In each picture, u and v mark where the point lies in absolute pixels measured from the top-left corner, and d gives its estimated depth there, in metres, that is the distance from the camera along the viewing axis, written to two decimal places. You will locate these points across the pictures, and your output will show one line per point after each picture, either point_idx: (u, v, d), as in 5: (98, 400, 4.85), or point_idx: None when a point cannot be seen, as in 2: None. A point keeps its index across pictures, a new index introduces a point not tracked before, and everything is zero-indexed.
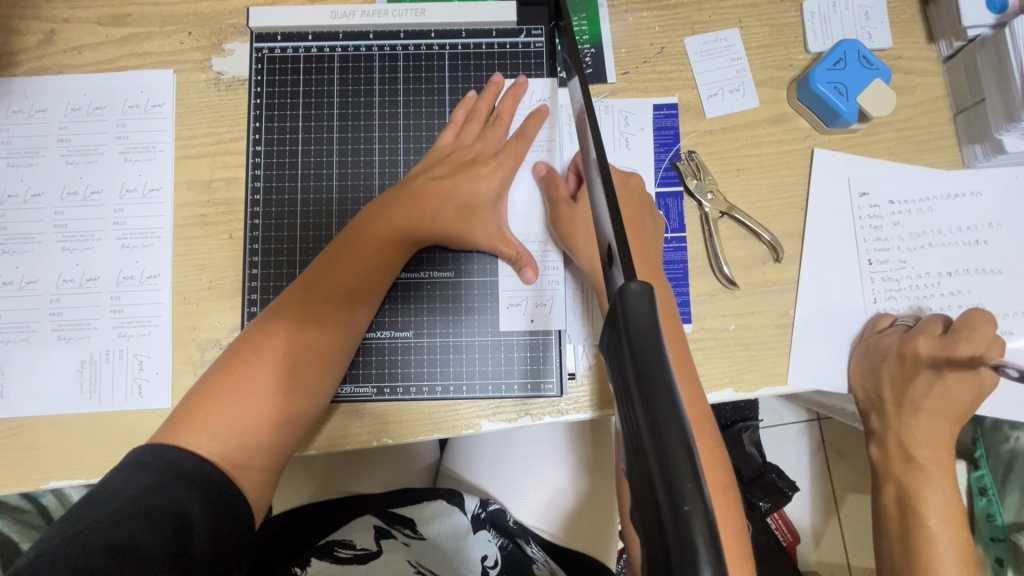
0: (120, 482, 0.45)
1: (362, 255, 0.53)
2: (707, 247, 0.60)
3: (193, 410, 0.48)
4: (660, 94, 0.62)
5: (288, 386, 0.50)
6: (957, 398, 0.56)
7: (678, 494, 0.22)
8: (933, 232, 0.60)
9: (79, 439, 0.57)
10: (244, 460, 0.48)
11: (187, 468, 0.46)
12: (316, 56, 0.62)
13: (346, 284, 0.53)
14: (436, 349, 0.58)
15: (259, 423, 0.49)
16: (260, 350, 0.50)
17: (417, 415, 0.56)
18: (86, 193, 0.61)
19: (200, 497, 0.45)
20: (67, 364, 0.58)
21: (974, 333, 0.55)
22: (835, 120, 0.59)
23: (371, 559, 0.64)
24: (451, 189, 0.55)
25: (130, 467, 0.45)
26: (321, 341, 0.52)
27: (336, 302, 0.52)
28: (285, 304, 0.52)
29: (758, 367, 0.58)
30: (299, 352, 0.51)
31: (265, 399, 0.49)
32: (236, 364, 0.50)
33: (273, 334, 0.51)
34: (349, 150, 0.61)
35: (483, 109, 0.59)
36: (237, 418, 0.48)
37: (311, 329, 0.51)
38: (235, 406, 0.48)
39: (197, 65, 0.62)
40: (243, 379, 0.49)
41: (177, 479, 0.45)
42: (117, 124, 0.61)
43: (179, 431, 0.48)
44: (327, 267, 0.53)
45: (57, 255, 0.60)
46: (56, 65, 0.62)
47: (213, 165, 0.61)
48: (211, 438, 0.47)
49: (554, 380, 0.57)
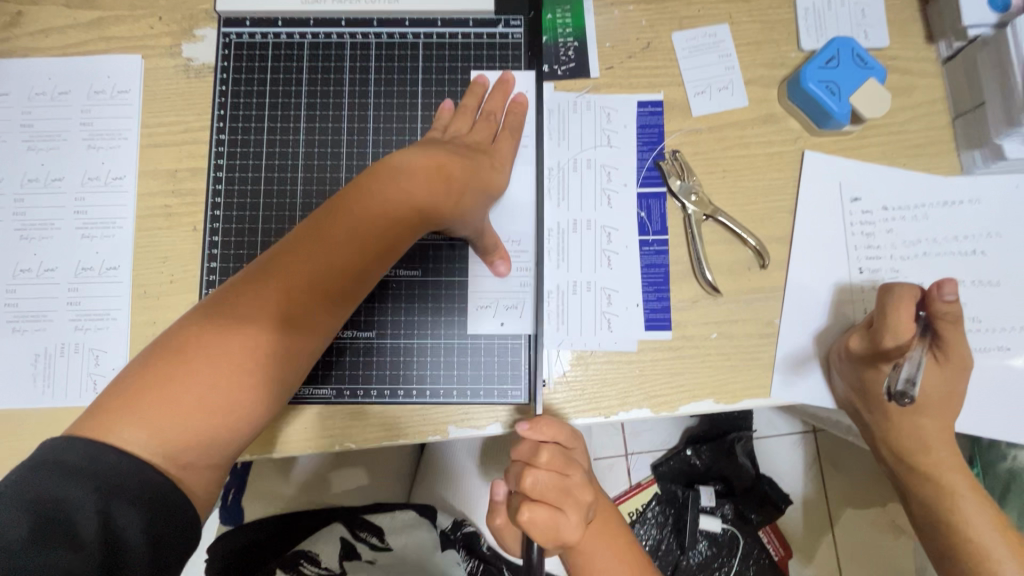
0: (44, 495, 0.38)
1: (352, 238, 0.46)
2: (690, 251, 0.57)
3: (133, 399, 0.41)
4: (645, 91, 0.59)
5: (258, 381, 0.44)
6: (942, 388, 0.48)
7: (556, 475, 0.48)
8: (928, 240, 0.57)
9: (33, 434, 0.55)
10: (194, 462, 0.42)
11: (128, 485, 0.39)
12: (286, 42, 0.59)
13: (334, 272, 0.45)
14: (399, 351, 0.55)
15: (219, 418, 0.43)
16: (228, 336, 0.43)
17: (380, 421, 0.54)
18: (47, 180, 0.58)
19: (143, 524, 0.39)
20: (20, 358, 0.56)
21: (898, 319, 0.47)
22: (827, 121, 0.57)
23: None
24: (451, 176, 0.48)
25: (61, 475, 0.38)
26: (307, 336, 0.46)
27: (330, 293, 0.46)
28: (265, 285, 0.44)
29: (740, 378, 0.55)
30: (271, 342, 0.44)
31: (230, 396, 0.43)
32: (199, 347, 0.43)
33: (240, 321, 0.43)
34: (316, 141, 0.58)
35: (472, 105, 0.56)
36: (192, 413, 0.41)
37: (287, 319, 0.44)
38: (196, 400, 0.42)
39: (166, 52, 0.60)
40: (205, 369, 0.42)
41: (115, 496, 0.38)
42: (81, 110, 0.59)
43: (112, 418, 0.40)
44: (323, 247, 0.45)
45: (15, 244, 0.57)
46: (21, 48, 0.60)
47: (179, 154, 0.59)
48: (155, 434, 0.40)
49: (522, 386, 0.54)
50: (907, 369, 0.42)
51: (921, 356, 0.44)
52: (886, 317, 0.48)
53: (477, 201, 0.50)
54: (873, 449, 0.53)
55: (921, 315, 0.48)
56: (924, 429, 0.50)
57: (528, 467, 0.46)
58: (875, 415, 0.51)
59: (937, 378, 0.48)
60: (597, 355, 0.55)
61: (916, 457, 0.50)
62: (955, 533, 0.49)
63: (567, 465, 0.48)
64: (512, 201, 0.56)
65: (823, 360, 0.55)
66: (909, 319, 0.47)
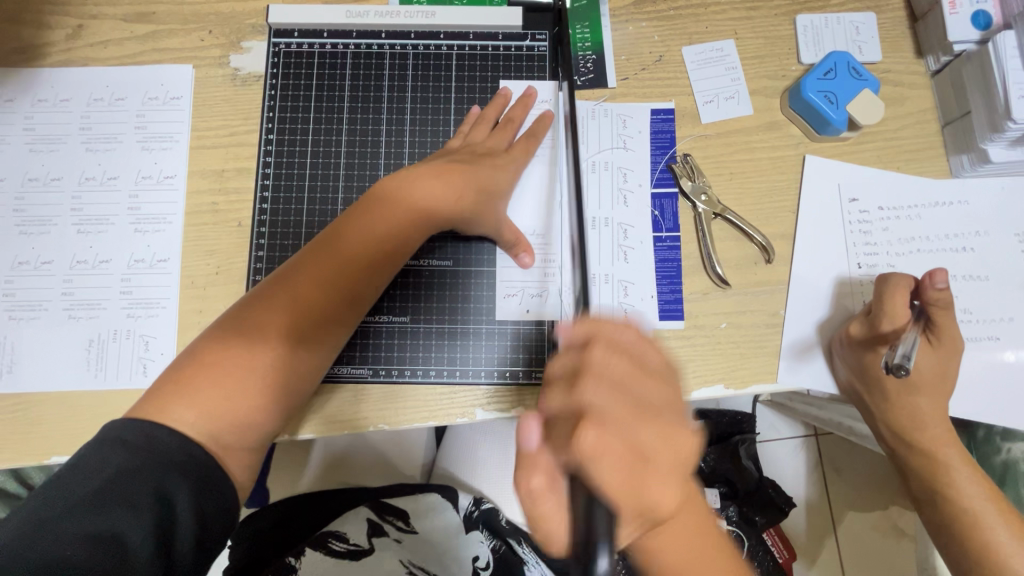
0: (99, 464, 0.44)
1: (367, 241, 0.53)
2: (701, 247, 0.61)
3: (183, 381, 0.48)
4: (658, 100, 0.64)
5: (287, 362, 0.51)
6: (938, 370, 0.52)
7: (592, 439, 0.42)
8: (921, 238, 0.61)
9: (85, 414, 0.59)
10: (234, 432, 0.48)
11: (176, 451, 0.46)
12: (329, 52, 0.64)
13: (351, 272, 0.53)
14: (431, 335, 0.59)
15: (254, 394, 0.49)
16: (261, 328, 0.50)
17: (412, 401, 0.58)
18: (104, 178, 0.63)
19: (188, 486, 0.45)
20: (75, 343, 0.60)
21: (894, 306, 0.52)
22: (825, 128, 0.62)
23: (361, 557, 0.67)
24: (456, 184, 0.55)
25: (116, 448, 0.45)
26: (329, 325, 0.53)
27: (346, 289, 0.53)
28: (290, 285, 0.52)
29: (748, 364, 0.59)
30: (299, 330, 0.51)
31: (263, 379, 0.50)
32: (236, 338, 0.50)
33: (271, 316, 0.51)
34: (356, 142, 0.63)
35: (492, 115, 0.61)
36: (230, 390, 0.48)
37: (311, 312, 0.52)
38: (232, 383, 0.49)
39: (215, 62, 0.65)
40: (242, 356, 0.49)
41: (165, 464, 0.45)
42: (136, 115, 0.64)
43: (165, 398, 0.48)
44: (339, 250, 0.53)
45: (72, 237, 0.62)
46: (82, 58, 0.65)
47: (226, 155, 0.63)
48: (200, 413, 0.47)
49: (546, 369, 0.58)
50: (902, 347, 0.46)
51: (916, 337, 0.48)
52: (883, 304, 0.52)
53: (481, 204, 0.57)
54: (874, 430, 0.57)
55: (916, 304, 0.53)
56: (920, 408, 0.53)
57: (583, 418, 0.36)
58: (875, 397, 0.55)
59: (931, 359, 0.52)
60: None
61: (913, 434, 0.54)
62: (950, 507, 0.53)
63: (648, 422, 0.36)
64: (537, 198, 0.61)
65: (826, 348, 0.59)
66: (904, 305, 0.52)
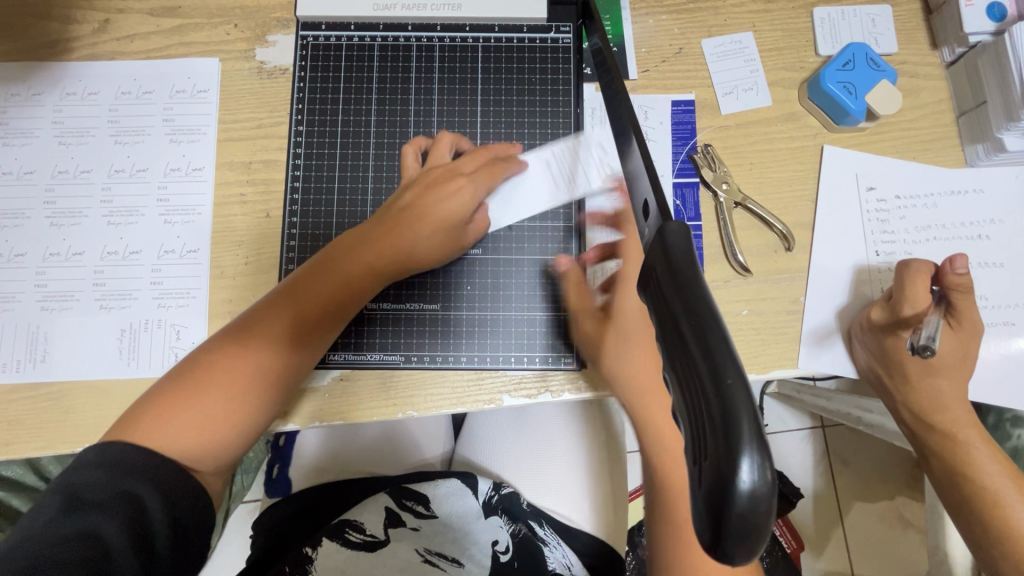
0: (65, 480, 0.45)
1: (329, 282, 0.55)
2: (723, 236, 0.62)
3: (148, 412, 0.50)
4: (678, 92, 0.65)
5: (258, 389, 0.52)
6: (959, 353, 0.53)
7: (719, 368, 0.22)
8: (938, 226, 0.63)
9: (119, 402, 0.60)
10: (202, 456, 0.50)
11: (135, 462, 0.47)
12: (356, 45, 0.65)
13: (320, 304, 0.54)
14: (461, 323, 0.60)
15: (228, 418, 0.51)
16: (226, 365, 0.52)
17: (442, 388, 0.59)
18: (133, 171, 0.64)
19: (154, 491, 0.46)
20: (107, 333, 0.61)
21: (915, 290, 0.53)
22: (844, 118, 0.63)
23: (378, 547, 0.68)
24: (423, 216, 0.55)
25: (77, 467, 0.46)
26: (297, 357, 0.54)
27: (313, 324, 0.54)
28: (256, 326, 0.53)
29: (769, 350, 0.60)
30: (267, 366, 0.53)
31: (229, 407, 0.51)
32: (203, 375, 0.51)
33: (238, 353, 0.52)
34: (384, 134, 0.64)
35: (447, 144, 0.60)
36: (201, 417, 0.50)
37: (286, 339, 0.54)
38: (197, 411, 0.50)
39: (242, 55, 0.66)
40: (205, 389, 0.51)
41: (125, 474, 0.46)
42: (163, 108, 0.65)
43: (137, 421, 0.49)
44: (301, 291, 0.54)
45: (103, 229, 0.63)
46: (109, 52, 0.66)
47: (254, 148, 0.64)
48: (165, 440, 0.49)
49: (574, 355, 0.59)
50: None
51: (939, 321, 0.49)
52: (905, 289, 0.53)
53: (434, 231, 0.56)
54: (892, 414, 0.58)
55: (936, 289, 0.54)
56: (940, 392, 0.54)
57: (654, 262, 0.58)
58: (896, 379, 0.56)
59: (952, 343, 0.53)
60: None
61: (935, 417, 0.55)
62: (969, 488, 0.55)
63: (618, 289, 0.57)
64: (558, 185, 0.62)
65: (846, 334, 0.60)
66: (926, 290, 0.53)
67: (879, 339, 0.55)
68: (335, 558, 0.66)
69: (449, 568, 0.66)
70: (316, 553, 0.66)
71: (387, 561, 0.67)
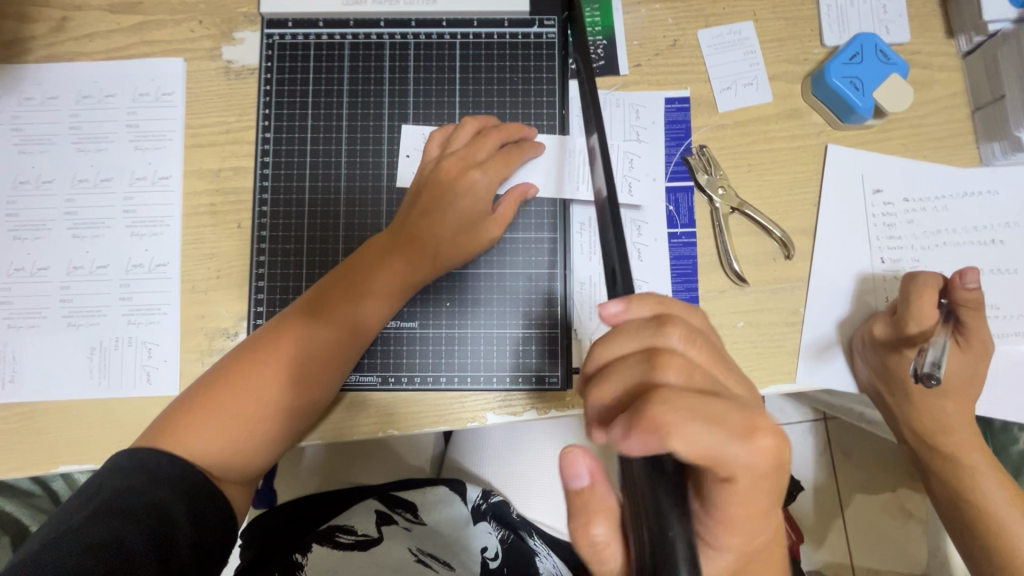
0: (93, 488, 0.44)
1: (358, 287, 0.53)
2: (718, 243, 0.59)
3: (179, 419, 0.49)
4: (672, 88, 0.61)
5: (289, 399, 0.51)
6: (966, 371, 0.50)
7: (665, 520, 0.28)
8: (948, 230, 0.59)
9: (91, 422, 0.58)
10: (231, 463, 0.49)
11: (172, 470, 0.46)
12: (325, 43, 0.61)
13: (350, 308, 0.53)
14: (440, 340, 0.57)
15: (259, 428, 0.50)
16: (257, 369, 0.51)
17: (423, 406, 0.56)
18: (97, 180, 0.61)
19: (183, 500, 0.45)
20: (77, 351, 0.59)
21: (922, 306, 0.50)
22: (850, 115, 0.58)
23: (371, 547, 0.65)
24: (448, 214, 0.54)
25: (107, 473, 0.45)
26: (326, 360, 0.52)
27: (344, 327, 0.53)
28: (286, 330, 0.52)
29: (766, 364, 0.57)
30: (296, 371, 0.51)
31: (261, 411, 0.50)
32: (233, 380, 0.51)
33: (269, 358, 0.51)
34: (357, 138, 0.61)
35: (467, 133, 0.57)
36: (233, 422, 0.49)
37: (310, 343, 0.52)
38: (229, 415, 0.49)
39: (207, 54, 0.62)
40: (236, 394, 0.50)
41: (161, 481, 0.45)
42: (127, 113, 0.61)
43: (166, 431, 0.48)
44: (327, 297, 0.53)
45: (68, 242, 0.60)
46: (67, 52, 0.62)
47: (223, 154, 0.61)
48: (198, 447, 0.48)
49: (559, 374, 0.56)
50: (931, 353, 0.44)
51: (945, 339, 0.46)
52: (911, 305, 0.50)
53: (456, 232, 0.54)
54: (895, 432, 0.56)
55: (943, 302, 0.51)
56: (944, 411, 0.53)
57: (654, 349, 0.33)
58: (899, 397, 0.53)
59: (959, 364, 0.50)
60: None
61: (938, 438, 0.54)
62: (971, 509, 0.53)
63: (723, 370, 0.34)
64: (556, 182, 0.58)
65: (847, 347, 0.57)
66: (932, 306, 0.50)
67: (881, 357, 0.52)
68: (326, 561, 0.62)
69: (440, 569, 0.64)
70: (306, 559, 0.62)
71: (382, 561, 0.64)
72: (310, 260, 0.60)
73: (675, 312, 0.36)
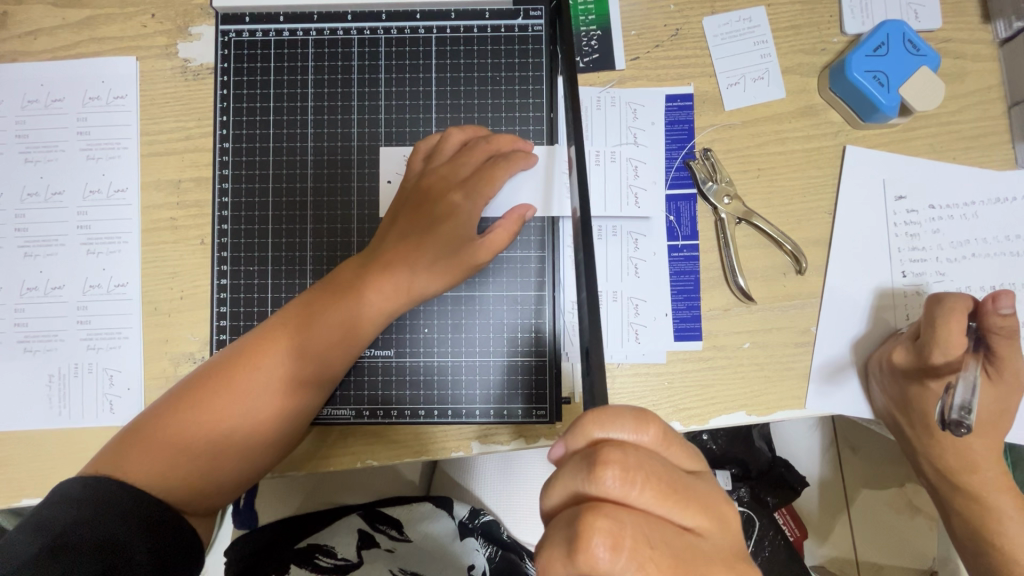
0: (48, 518, 0.40)
1: (339, 307, 0.49)
2: (722, 257, 0.54)
3: (142, 440, 0.46)
4: (674, 84, 0.55)
5: (249, 436, 0.47)
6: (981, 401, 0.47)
7: None
8: (978, 240, 0.53)
9: (49, 456, 0.54)
10: (193, 492, 0.46)
11: (127, 503, 0.42)
12: (288, 41, 0.56)
13: (329, 331, 0.49)
14: (418, 371, 0.53)
15: (217, 463, 0.47)
16: (229, 392, 0.47)
17: (403, 438, 0.52)
18: (48, 194, 0.56)
19: (145, 537, 0.42)
20: (34, 378, 0.55)
21: (949, 331, 0.45)
22: (872, 114, 0.52)
23: (350, 570, 0.61)
24: (428, 236, 0.49)
25: (58, 503, 0.41)
26: (302, 386, 0.49)
27: (322, 352, 0.49)
28: (263, 349, 0.48)
29: (775, 389, 0.53)
30: (270, 397, 0.48)
31: (230, 438, 0.47)
32: (203, 402, 0.47)
33: (241, 380, 0.48)
34: (325, 147, 0.56)
35: (459, 139, 0.52)
36: (201, 448, 0.46)
37: (286, 367, 0.48)
38: (197, 440, 0.46)
39: (162, 52, 0.56)
40: (205, 418, 0.47)
41: (117, 516, 0.41)
42: (77, 118, 0.56)
43: (119, 457, 0.45)
44: (307, 315, 0.49)
45: (20, 262, 0.56)
46: (10, 52, 0.57)
47: (183, 163, 0.56)
48: (158, 472, 0.45)
49: (548, 406, 0.52)
50: (960, 392, 0.39)
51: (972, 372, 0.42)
52: (936, 331, 0.45)
53: (444, 252, 0.49)
54: (913, 462, 0.52)
55: (972, 326, 0.47)
56: (971, 448, 0.49)
57: (591, 506, 0.27)
58: (918, 429, 0.50)
59: (990, 397, 0.47)
60: (623, 368, 0.53)
61: (962, 476, 0.50)
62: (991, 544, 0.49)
63: (679, 506, 0.28)
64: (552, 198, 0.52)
65: (862, 371, 0.52)
66: (961, 331, 0.45)
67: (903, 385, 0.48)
68: None
69: None
70: None
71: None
72: (275, 282, 0.56)
73: (619, 434, 0.29)
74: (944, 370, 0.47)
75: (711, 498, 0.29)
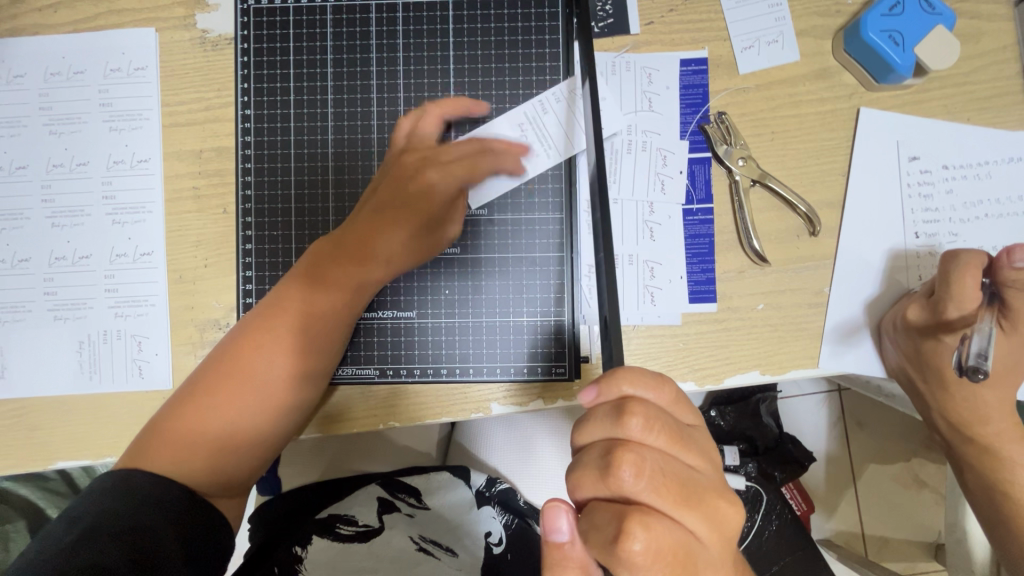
0: (79, 509, 0.42)
1: (333, 282, 0.51)
2: (737, 219, 0.54)
3: (160, 431, 0.47)
4: (688, 48, 0.56)
5: (261, 414, 0.49)
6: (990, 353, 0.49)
7: None
8: (989, 202, 0.54)
9: (82, 420, 0.55)
10: (217, 476, 0.48)
11: (152, 489, 0.44)
12: (306, 8, 0.57)
13: (329, 306, 0.51)
14: (439, 330, 0.55)
15: (236, 443, 0.48)
16: (236, 373, 0.49)
17: (425, 398, 0.54)
18: (73, 165, 0.57)
19: (168, 521, 0.43)
20: (65, 346, 0.56)
21: (964, 286, 0.46)
22: (887, 75, 0.53)
23: (372, 537, 0.64)
24: (405, 209, 0.52)
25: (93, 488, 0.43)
26: (308, 361, 0.50)
27: (325, 325, 0.51)
28: (263, 331, 0.50)
29: (788, 348, 0.54)
30: (276, 374, 0.49)
31: (245, 419, 0.49)
32: (213, 388, 0.49)
33: (248, 361, 0.49)
34: (344, 113, 0.57)
35: (431, 113, 0.54)
36: (218, 431, 0.48)
37: (287, 344, 0.50)
38: (213, 423, 0.48)
39: (179, 23, 0.57)
40: (218, 400, 0.48)
41: (144, 501, 0.43)
42: (100, 90, 0.57)
43: (140, 451, 0.46)
44: (306, 295, 0.51)
45: (48, 232, 0.57)
46: (31, 26, 0.57)
47: (204, 133, 0.57)
48: (181, 460, 0.46)
49: (567, 363, 0.53)
50: (976, 342, 0.41)
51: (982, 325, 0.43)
52: (951, 286, 0.46)
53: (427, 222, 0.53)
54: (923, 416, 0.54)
55: (987, 282, 0.48)
56: (983, 400, 0.51)
57: (619, 444, 0.34)
58: (932, 385, 0.51)
59: (1005, 349, 0.49)
60: (639, 329, 0.54)
61: (972, 428, 0.52)
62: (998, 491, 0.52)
63: (685, 448, 0.35)
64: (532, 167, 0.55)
65: (875, 330, 0.53)
66: (975, 286, 0.46)
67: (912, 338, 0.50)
68: (326, 554, 0.62)
69: (444, 557, 0.63)
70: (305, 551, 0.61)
71: (381, 553, 0.63)
72: (299, 247, 0.57)
73: (644, 386, 0.36)
74: (955, 325, 0.48)
75: (704, 444, 0.37)
